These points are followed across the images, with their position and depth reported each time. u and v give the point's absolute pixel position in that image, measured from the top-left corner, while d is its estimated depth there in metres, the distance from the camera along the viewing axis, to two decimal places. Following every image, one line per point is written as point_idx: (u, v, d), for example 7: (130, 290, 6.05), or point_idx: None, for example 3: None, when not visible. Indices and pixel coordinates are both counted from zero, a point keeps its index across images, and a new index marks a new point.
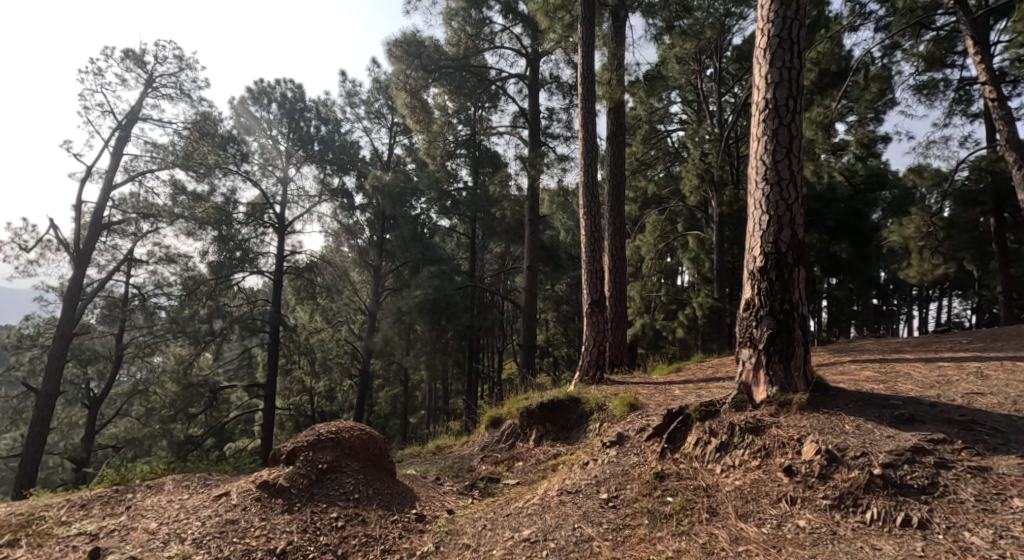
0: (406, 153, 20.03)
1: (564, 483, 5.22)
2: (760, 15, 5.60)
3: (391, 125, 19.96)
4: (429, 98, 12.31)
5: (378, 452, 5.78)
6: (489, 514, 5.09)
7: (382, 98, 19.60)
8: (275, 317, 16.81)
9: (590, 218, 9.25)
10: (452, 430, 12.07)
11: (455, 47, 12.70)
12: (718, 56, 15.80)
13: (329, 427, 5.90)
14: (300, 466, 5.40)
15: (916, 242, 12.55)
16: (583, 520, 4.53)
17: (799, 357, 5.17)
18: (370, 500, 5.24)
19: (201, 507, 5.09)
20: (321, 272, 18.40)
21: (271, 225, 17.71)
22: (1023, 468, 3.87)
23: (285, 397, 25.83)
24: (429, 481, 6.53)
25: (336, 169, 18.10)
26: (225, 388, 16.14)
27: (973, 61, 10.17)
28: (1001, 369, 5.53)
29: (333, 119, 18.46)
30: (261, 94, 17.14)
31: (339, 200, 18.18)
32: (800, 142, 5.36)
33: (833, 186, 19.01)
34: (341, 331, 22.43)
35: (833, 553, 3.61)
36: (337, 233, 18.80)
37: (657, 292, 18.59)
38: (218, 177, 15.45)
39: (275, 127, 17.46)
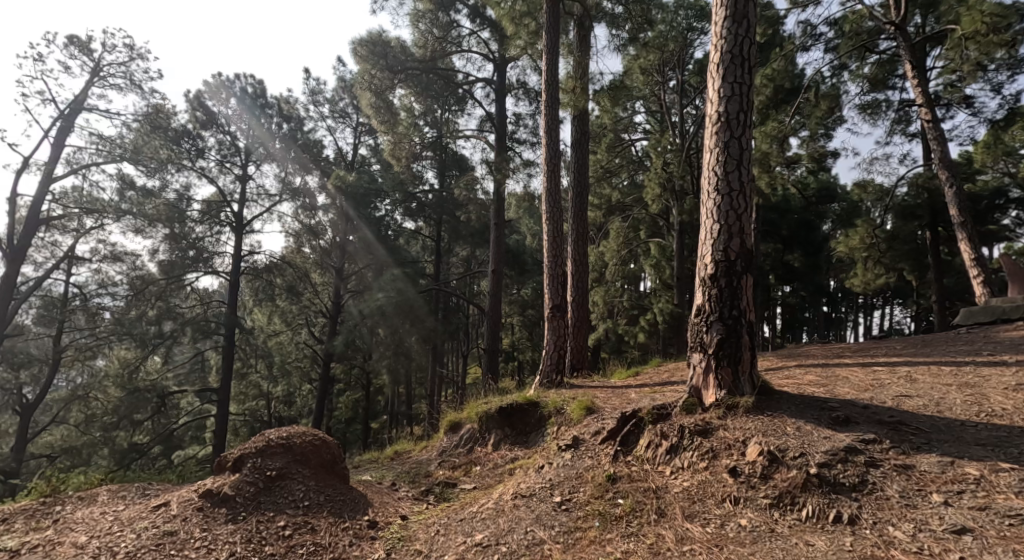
0: (371, 153, 19.82)
1: (519, 487, 5.26)
2: (713, 32, 5.79)
3: (356, 125, 19.76)
4: (395, 98, 12.25)
5: (331, 458, 5.72)
6: (442, 519, 5.09)
7: (347, 98, 19.37)
8: (230, 319, 16.39)
9: (553, 223, 9.32)
10: (412, 435, 12.01)
11: (422, 48, 12.69)
12: (680, 69, 16.25)
13: (281, 432, 5.82)
14: (248, 473, 5.31)
15: (861, 253, 13.09)
16: (535, 524, 4.57)
17: (745, 361, 5.34)
18: (320, 508, 5.17)
19: (137, 518, 4.94)
20: (280, 274, 18.07)
21: (228, 224, 17.24)
22: (943, 466, 4.05)
23: (240, 403, 25.18)
24: (385, 487, 6.47)
25: (297, 168, 17.78)
26: (175, 393, 15.61)
27: (911, 84, 10.66)
28: (931, 373, 5.79)
29: (296, 117, 18.15)
30: (219, 88, 16.73)
31: (300, 199, 17.88)
32: (750, 155, 5.55)
33: (787, 197, 19.66)
34: (301, 334, 22.05)
35: (770, 550, 3.72)
36: (299, 233, 18.32)
37: (620, 298, 18.91)
38: (171, 172, 15.00)
39: (234, 123, 17.03)
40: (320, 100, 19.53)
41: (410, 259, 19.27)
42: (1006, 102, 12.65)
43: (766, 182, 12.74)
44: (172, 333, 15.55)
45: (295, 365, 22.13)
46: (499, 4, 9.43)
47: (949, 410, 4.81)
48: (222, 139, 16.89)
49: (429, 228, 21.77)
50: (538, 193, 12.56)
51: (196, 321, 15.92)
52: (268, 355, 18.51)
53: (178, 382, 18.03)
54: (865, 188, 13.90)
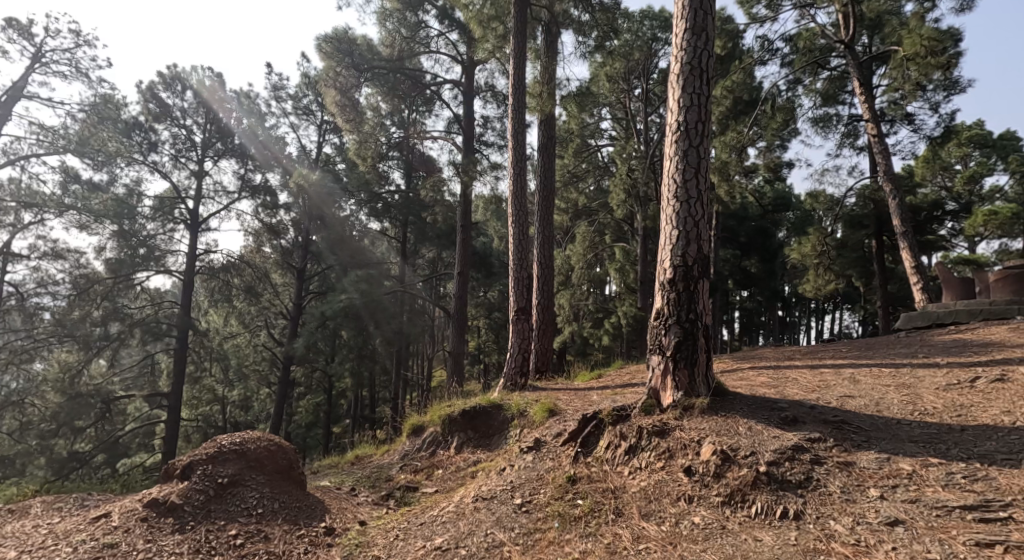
0: (335, 151, 19.60)
1: (480, 490, 5.31)
2: (674, 44, 5.97)
3: (320, 122, 19.53)
4: (361, 98, 12.19)
5: (287, 463, 5.68)
6: (402, 523, 5.11)
7: (311, 94, 19.13)
8: (183, 321, 15.95)
9: (518, 225, 9.40)
10: (374, 439, 11.90)
11: (389, 47, 12.71)
12: (645, 77, 16.58)
13: (234, 438, 5.74)
14: (198, 480, 5.22)
15: (813, 260, 13.61)
16: (495, 526, 4.63)
17: (701, 363, 5.51)
18: (274, 515, 5.11)
19: (74, 531, 4.81)
20: (238, 274, 17.66)
21: (182, 221, 16.81)
22: (880, 461, 4.23)
23: (192, 408, 24.43)
24: (343, 492, 6.41)
25: (257, 165, 17.49)
26: (120, 399, 15.11)
27: (859, 100, 11.12)
28: (872, 374, 6.08)
29: (257, 113, 17.84)
30: (174, 80, 16.30)
31: (261, 197, 17.56)
32: (708, 164, 5.72)
33: (744, 205, 20.25)
34: (259, 337, 21.60)
35: (721, 546, 3.85)
36: (259, 232, 18.01)
37: (586, 302, 19.13)
38: (120, 166, 14.56)
39: (190, 116, 16.61)
40: (283, 96, 19.20)
41: (375, 260, 19.13)
42: (943, 120, 13.36)
43: (725, 191, 13.09)
44: (119, 334, 15.09)
45: (253, 369, 21.67)
46: (468, 6, 9.52)
47: (887, 409, 5.05)
48: (176, 132, 16.45)
49: (394, 229, 21.65)
50: (505, 196, 12.61)
51: (146, 324, 15.56)
52: (224, 358, 18.04)
53: (125, 386, 17.39)
54: (817, 198, 14.47)
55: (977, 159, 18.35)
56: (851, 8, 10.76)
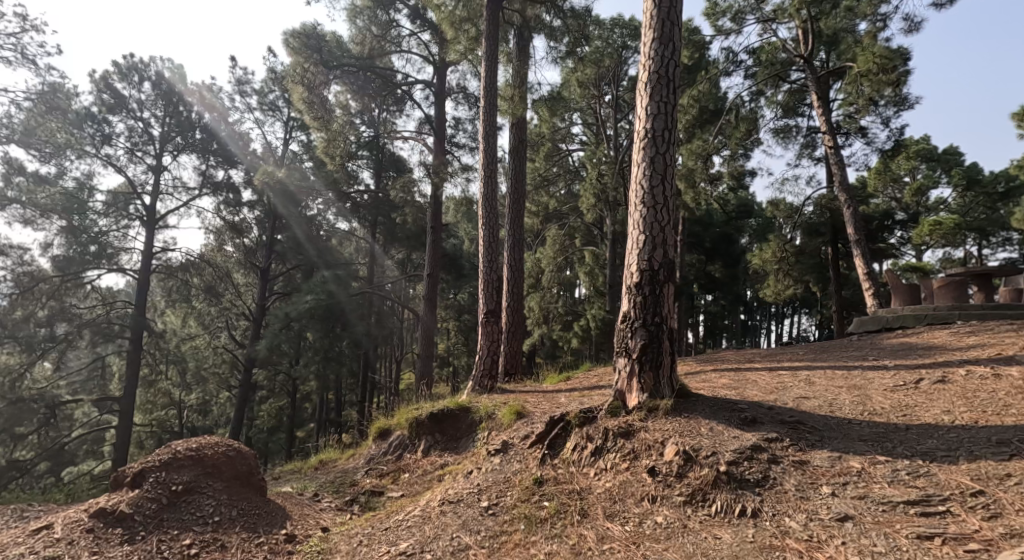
0: (302, 149, 19.39)
1: (446, 493, 5.35)
2: (642, 53, 6.12)
3: (287, 119, 19.29)
4: (329, 95, 12.00)
5: (246, 469, 5.60)
6: (367, 528, 5.10)
7: (277, 90, 18.88)
8: (138, 322, 15.49)
9: (488, 228, 9.45)
10: (338, 443, 11.76)
11: (359, 45, 12.65)
12: (615, 84, 16.87)
13: (189, 444, 5.66)
14: (150, 488, 5.14)
15: (773, 265, 14.03)
16: (461, 529, 4.67)
17: (666, 366, 5.65)
18: (231, 523, 5.04)
19: (13, 544, 4.70)
20: (197, 273, 17.11)
21: (138, 217, 16.40)
22: (832, 460, 4.39)
23: (147, 413, 23.69)
24: (306, 498, 6.36)
25: (220, 161, 17.16)
26: (67, 403, 14.53)
27: (817, 113, 11.50)
28: (827, 376, 6.32)
29: (220, 107, 17.50)
30: (130, 71, 15.91)
31: (223, 194, 17.23)
32: (674, 171, 5.87)
33: (709, 212, 20.71)
34: (219, 339, 21.12)
35: (681, 545, 3.96)
36: (221, 230, 17.67)
37: (556, 304, 18.66)
38: (69, 158, 14.16)
39: (147, 108, 16.22)
40: (247, 91, 18.90)
41: (343, 261, 18.98)
42: (894, 134, 13.93)
43: (691, 197, 13.35)
44: (66, 336, 14.60)
45: (212, 372, 21.19)
46: (440, 7, 9.58)
47: (840, 409, 5.26)
48: (132, 125, 16.05)
49: (362, 230, 21.50)
50: (476, 198, 12.66)
51: (95, 325, 15.19)
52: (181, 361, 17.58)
53: (73, 390, 16.78)
54: (777, 205, 14.94)
55: (925, 172, 19.24)
56: (810, 24, 11.17)
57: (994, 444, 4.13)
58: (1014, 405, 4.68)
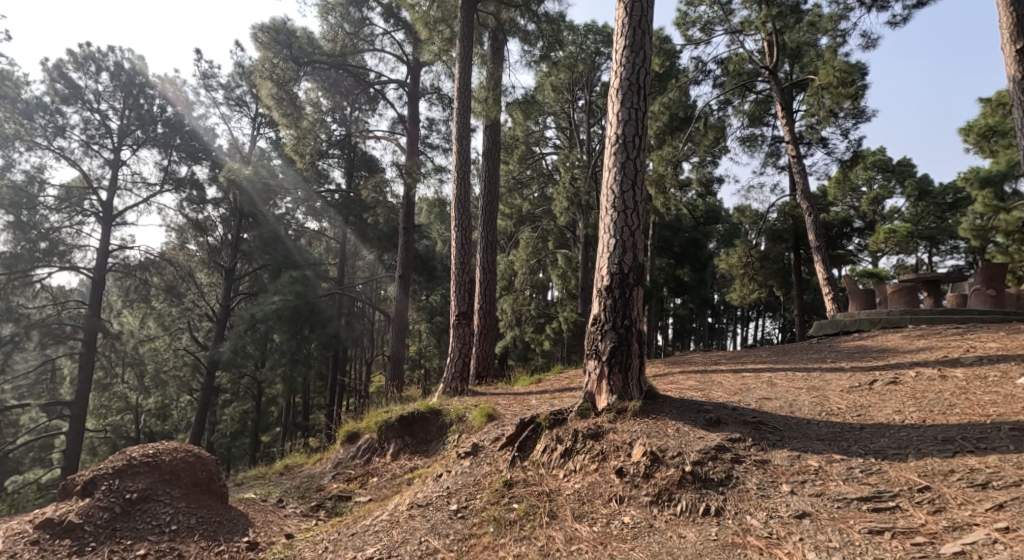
0: (271, 146, 19.15)
1: (415, 497, 5.36)
2: (613, 60, 6.24)
3: (254, 115, 19.02)
4: (299, 92, 11.85)
5: (206, 475, 5.53)
6: (333, 534, 5.09)
7: (244, 85, 18.62)
8: (92, 322, 15.02)
9: (461, 230, 9.46)
10: (305, 447, 11.58)
11: (331, 42, 12.51)
12: (588, 90, 17.10)
13: (146, 450, 5.54)
14: (102, 497, 5.00)
15: (739, 270, 14.36)
16: (430, 533, 4.69)
17: (634, 368, 5.75)
18: (189, 532, 4.94)
19: None
20: (158, 273, 16.78)
21: (93, 213, 15.99)
22: (792, 459, 4.53)
23: (101, 418, 22.93)
24: (269, 504, 6.29)
25: (183, 157, 16.84)
26: (14, 408, 13.97)
27: (781, 122, 11.83)
28: (788, 377, 6.51)
29: (183, 101, 17.14)
30: (87, 60, 15.51)
31: (186, 191, 16.90)
32: (643, 176, 5.99)
33: (678, 217, 21.05)
34: (179, 341, 20.64)
35: (647, 544, 4.05)
36: (183, 228, 17.40)
37: (528, 306, 18.91)
38: (18, 150, 13.75)
39: (105, 100, 15.83)
40: (213, 86, 18.59)
41: (312, 262, 18.79)
42: (852, 145, 14.40)
43: (661, 203, 13.58)
44: (13, 337, 14.10)
45: (172, 375, 20.63)
46: (414, 7, 9.60)
47: (800, 410, 5.43)
48: (88, 117, 15.65)
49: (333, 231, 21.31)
50: (449, 199, 12.68)
51: (44, 325, 14.57)
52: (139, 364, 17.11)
53: (20, 394, 16.17)
54: (744, 212, 15.30)
55: (881, 182, 19.96)
56: (775, 36, 11.50)
57: (940, 442, 4.33)
58: (959, 405, 4.90)
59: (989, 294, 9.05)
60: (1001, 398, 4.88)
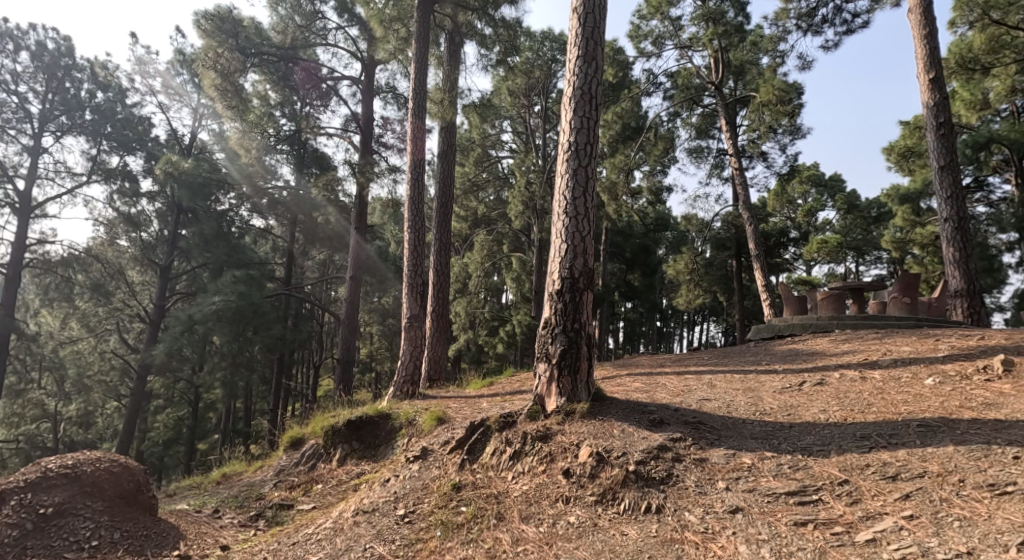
0: (212, 138, 18.62)
1: (361, 503, 5.36)
2: (567, 70, 6.38)
3: (195, 105, 18.45)
4: (245, 83, 11.40)
5: (133, 486, 5.36)
6: (273, 544, 5.05)
7: (185, 73, 18.04)
8: (6, 323, 14.21)
9: (414, 231, 9.42)
10: (246, 454, 11.24)
11: (281, 34, 12.33)
12: (545, 96, 17.35)
13: (65, 460, 5.29)
14: (13, 513, 4.79)
15: (686, 276, 14.87)
16: (375, 539, 4.70)
17: (583, 370, 5.90)
18: (112, 547, 4.78)
19: None
20: (82, 269, 16.16)
21: (9, 204, 15.20)
22: (727, 457, 4.74)
23: (15, 426, 21.52)
24: (204, 515, 6.15)
25: (114, 146, 16.19)
26: None
27: (725, 136, 12.30)
28: (727, 379, 6.78)
29: (116, 86, 16.39)
30: (3, 38, 14.74)
31: (116, 182, 16.23)
32: (594, 184, 6.16)
33: (629, 223, 21.71)
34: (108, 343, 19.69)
35: (591, 543, 4.16)
36: (112, 222, 16.71)
37: (481, 309, 18.98)
38: None
39: (24, 82, 15.10)
40: (150, 73, 17.93)
41: (258, 260, 18.37)
42: (789, 160, 15.11)
43: (613, 209, 13.85)
44: None
45: (98, 380, 19.55)
46: (370, 4, 9.43)
47: (736, 410, 5.68)
48: (5, 98, 14.89)
49: (280, 229, 20.86)
50: (403, 199, 12.61)
51: None
52: None
53: None
54: (690, 220, 15.86)
55: (815, 196, 21.10)
56: (721, 54, 11.95)
57: (858, 438, 4.63)
58: (876, 404, 5.24)
59: (904, 301, 9.68)
60: (911, 397, 5.25)
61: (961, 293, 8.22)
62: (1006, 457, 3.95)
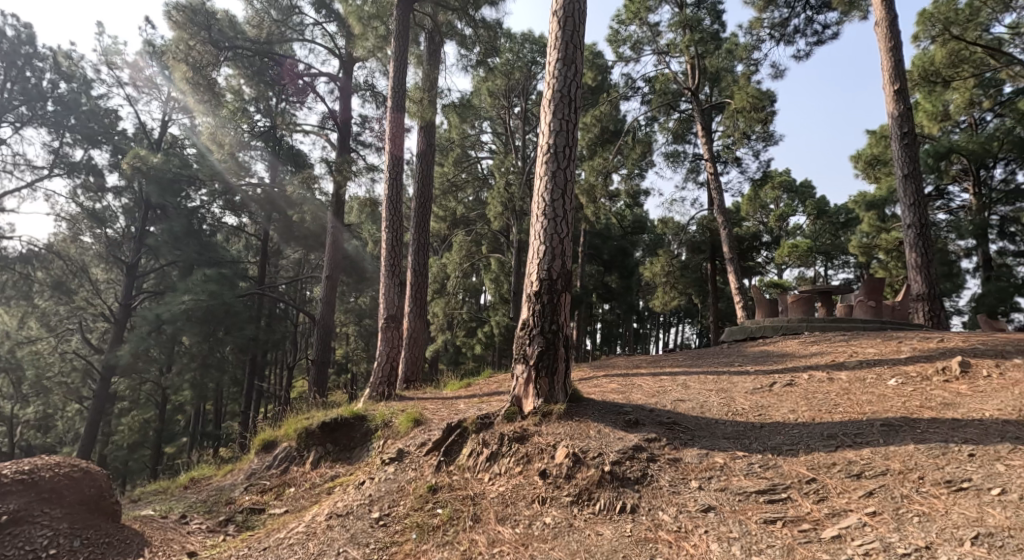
0: (183, 133, 18.31)
1: (335, 506, 5.33)
2: (547, 72, 6.43)
3: (165, 98, 18.13)
4: (218, 77, 11.22)
5: (95, 492, 5.26)
6: (243, 550, 5.00)
7: (154, 65, 17.72)
8: None
9: (392, 231, 9.39)
10: (216, 457, 11.05)
11: (256, 28, 12.21)
12: (525, 97, 17.42)
13: (23, 465, 5.13)
14: None
15: (662, 278, 15.05)
16: (349, 543, 4.70)
17: (560, 372, 5.95)
18: (75, 555, 4.71)
19: None
20: (43, 266, 15.86)
21: None
22: (701, 456, 4.83)
23: None
24: (171, 521, 6.06)
25: (78, 139, 15.83)
26: None
27: (700, 140, 12.48)
28: (700, 380, 6.89)
29: (81, 77, 16.03)
30: None
31: (81, 176, 15.88)
32: (573, 187, 6.22)
33: (607, 225, 22.16)
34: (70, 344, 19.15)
35: (566, 543, 4.20)
36: (76, 218, 16.36)
37: (459, 310, 18.96)
38: None
39: None
40: (117, 64, 17.57)
41: (231, 258, 18.12)
42: (763, 165, 15.40)
43: (592, 211, 13.98)
44: None
45: (58, 381, 18.99)
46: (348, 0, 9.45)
47: (709, 411, 5.79)
48: None
49: (254, 227, 20.58)
50: (380, 199, 12.55)
51: None
52: None
53: None
54: (666, 223, 16.05)
55: (787, 201, 21.56)
56: (697, 60, 12.14)
57: (826, 437, 4.75)
58: (844, 405, 5.38)
59: (870, 305, 9.90)
60: (876, 398, 5.41)
61: (923, 296, 8.45)
62: (963, 454, 4.10)
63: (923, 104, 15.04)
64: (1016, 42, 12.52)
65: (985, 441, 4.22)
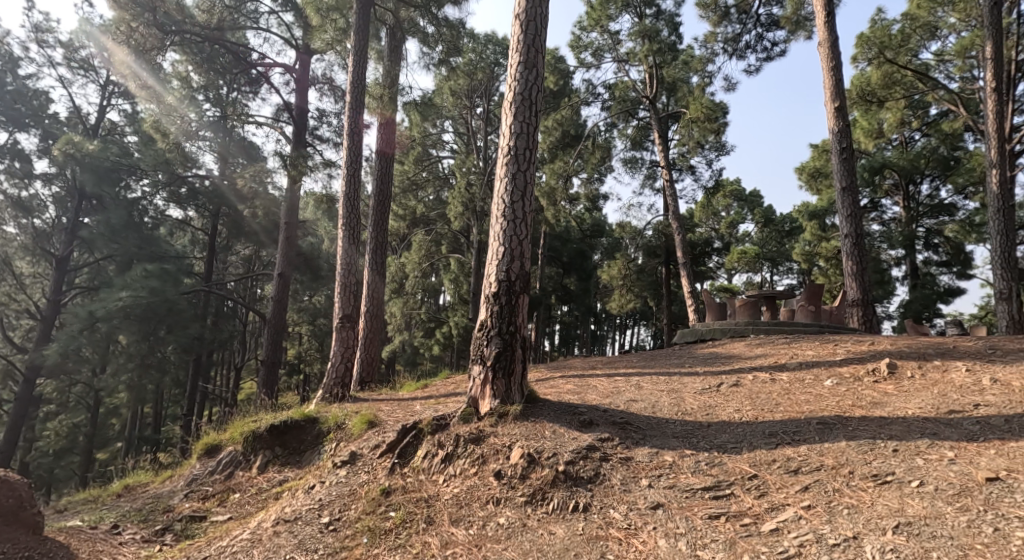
0: (124, 120, 17.66)
1: (282, 512, 5.26)
2: (509, 74, 6.49)
3: (103, 82, 17.45)
4: (162, 61, 10.87)
5: (14, 503, 4.98)
6: None
7: (90, 46, 17.01)
8: None
9: (349, 230, 9.27)
10: (155, 462, 10.63)
11: (206, 13, 11.62)
12: (487, 98, 17.48)
13: None
14: None
15: (618, 281, 15.31)
16: (297, 549, 4.66)
17: (516, 373, 6.01)
18: None
19: None
20: None
21: None
22: (652, 455, 4.98)
23: None
24: (100, 532, 5.86)
25: (4, 122, 15.04)
26: None
27: (657, 148, 12.75)
28: (652, 382, 7.07)
29: (7, 54, 15.26)
30: None
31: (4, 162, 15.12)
32: (533, 190, 6.30)
33: (567, 228, 22.41)
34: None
35: (519, 543, 4.27)
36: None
37: (417, 310, 18.83)
38: None
39: None
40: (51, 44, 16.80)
41: (176, 254, 17.56)
42: (715, 174, 15.86)
43: (552, 214, 14.12)
44: None
45: None
46: None
47: (660, 411, 5.95)
48: None
49: (202, 222, 19.97)
50: (337, 195, 12.39)
51: None
52: None
53: None
54: (624, 227, 16.34)
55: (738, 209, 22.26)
56: (654, 69, 12.43)
57: (767, 435, 4.96)
58: (785, 404, 5.62)
59: (811, 309, 10.34)
60: (814, 397, 5.67)
61: (858, 302, 8.88)
62: (889, 450, 4.35)
63: (861, 121, 15.85)
64: (941, 67, 13.30)
65: (908, 437, 4.49)
